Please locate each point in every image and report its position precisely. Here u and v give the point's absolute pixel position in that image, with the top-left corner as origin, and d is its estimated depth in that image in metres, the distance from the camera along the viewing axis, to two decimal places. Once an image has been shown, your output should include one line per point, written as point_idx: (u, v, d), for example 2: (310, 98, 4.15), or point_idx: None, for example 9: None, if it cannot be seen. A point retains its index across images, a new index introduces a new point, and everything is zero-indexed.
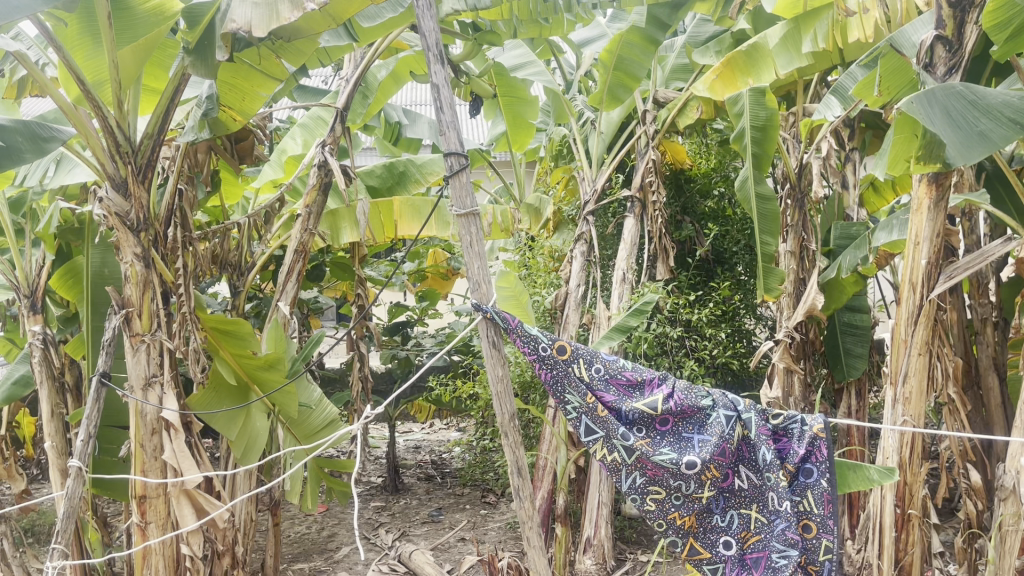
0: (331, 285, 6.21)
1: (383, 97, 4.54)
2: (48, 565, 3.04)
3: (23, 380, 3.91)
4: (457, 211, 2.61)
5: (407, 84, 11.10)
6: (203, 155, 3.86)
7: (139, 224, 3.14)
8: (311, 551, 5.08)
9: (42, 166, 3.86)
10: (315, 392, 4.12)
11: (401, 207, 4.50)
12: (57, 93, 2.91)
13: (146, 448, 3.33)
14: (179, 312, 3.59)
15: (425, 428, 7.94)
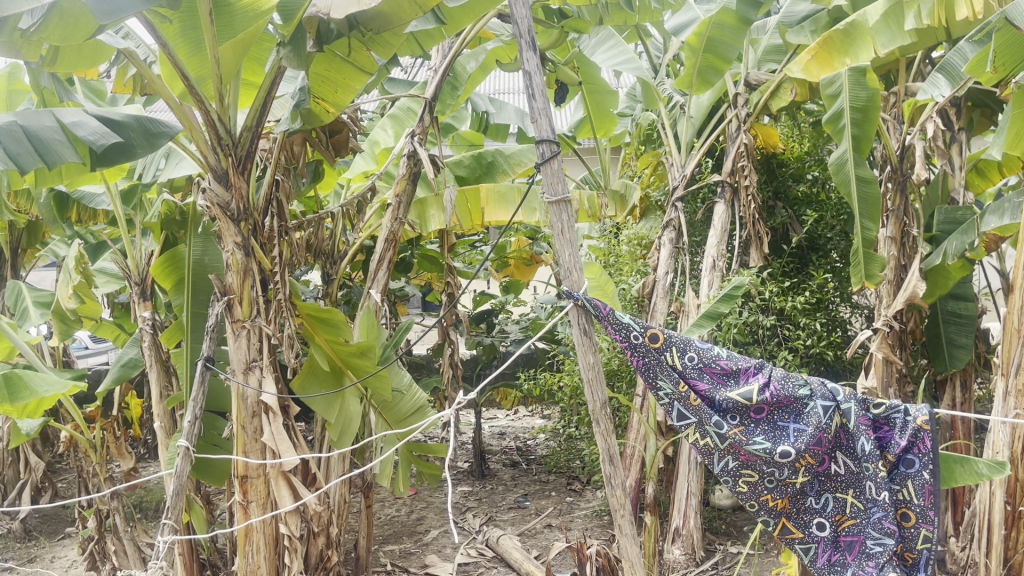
0: (419, 274, 6.30)
1: (472, 88, 4.58)
2: (159, 539, 3.23)
3: (132, 363, 4.11)
4: (549, 198, 2.60)
5: (494, 73, 11.17)
6: (299, 147, 3.90)
7: (240, 213, 3.25)
8: (401, 534, 5.19)
9: (153, 160, 4.03)
10: (405, 376, 4.20)
11: (487, 193, 4.53)
12: (164, 90, 3.06)
13: (247, 430, 3.45)
14: (276, 299, 3.58)
15: (509, 415, 7.99)
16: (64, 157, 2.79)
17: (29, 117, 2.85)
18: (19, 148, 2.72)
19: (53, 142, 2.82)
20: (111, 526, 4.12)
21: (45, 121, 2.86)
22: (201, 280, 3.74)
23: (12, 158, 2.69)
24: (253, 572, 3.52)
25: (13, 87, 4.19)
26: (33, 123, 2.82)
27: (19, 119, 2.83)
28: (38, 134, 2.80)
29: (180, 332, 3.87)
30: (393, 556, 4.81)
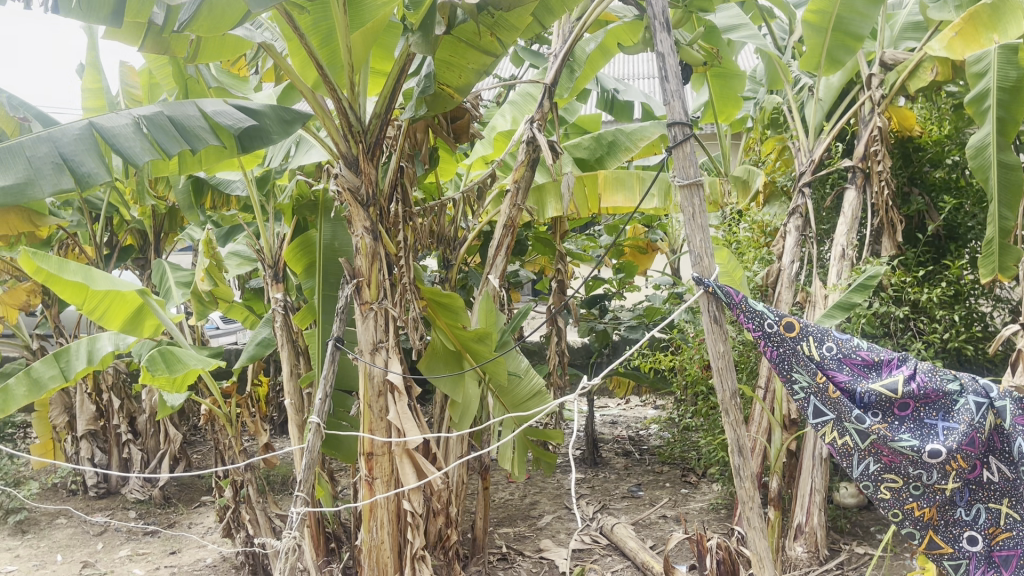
0: (533, 259, 6.30)
1: (592, 70, 4.46)
2: (293, 510, 3.38)
3: (265, 342, 4.29)
4: (680, 181, 2.56)
5: (618, 58, 11.05)
6: (421, 134, 3.94)
7: (369, 198, 3.35)
8: (515, 517, 5.25)
9: (285, 147, 4.17)
10: (523, 362, 4.24)
11: (606, 179, 4.45)
12: (299, 80, 3.15)
13: (373, 408, 3.56)
14: (401, 281, 3.68)
15: (620, 404, 7.95)
16: (207, 145, 2.92)
17: (175, 108, 3.00)
18: (166, 134, 2.85)
19: (197, 129, 2.95)
20: (245, 496, 4.33)
21: (188, 111, 3.00)
22: (331, 264, 3.91)
23: (161, 143, 2.82)
24: (377, 546, 3.66)
25: (155, 82, 4.64)
26: (178, 112, 2.96)
27: (166, 110, 2.99)
28: (183, 122, 2.94)
29: (312, 315, 4.05)
30: (508, 539, 4.87)
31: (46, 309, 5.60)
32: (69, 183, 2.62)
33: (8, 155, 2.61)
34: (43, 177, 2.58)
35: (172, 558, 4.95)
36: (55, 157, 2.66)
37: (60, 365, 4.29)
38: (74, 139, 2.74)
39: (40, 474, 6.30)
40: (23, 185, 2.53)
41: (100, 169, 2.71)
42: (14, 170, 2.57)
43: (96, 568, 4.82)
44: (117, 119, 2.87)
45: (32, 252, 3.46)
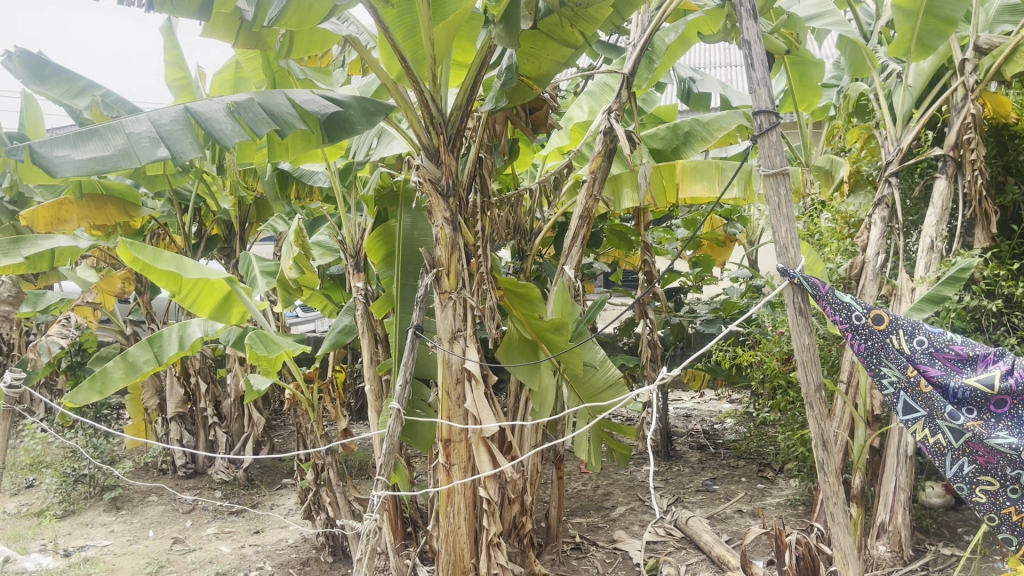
0: (608, 251, 6.28)
1: (671, 61, 4.39)
2: (374, 494, 3.46)
3: (346, 330, 4.40)
4: (765, 171, 2.53)
5: (698, 47, 10.88)
6: (501, 126, 3.97)
7: (449, 189, 3.40)
8: (588, 508, 5.26)
9: (367, 139, 4.23)
10: (599, 353, 4.22)
11: (684, 169, 4.41)
12: (383, 72, 3.21)
13: (451, 396, 3.63)
14: (479, 272, 3.73)
15: (695, 398, 7.87)
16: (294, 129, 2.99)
17: (265, 96, 3.10)
18: (256, 118, 2.94)
19: (285, 115, 3.03)
20: (325, 479, 4.44)
21: (278, 99, 3.10)
22: (411, 253, 3.96)
23: (251, 127, 2.91)
24: (454, 532, 3.72)
25: (241, 76, 4.78)
26: (268, 100, 3.06)
27: (257, 98, 3.09)
28: (273, 109, 3.03)
29: (391, 303, 4.11)
30: (582, 528, 4.89)
31: (139, 296, 5.85)
32: (163, 159, 2.71)
33: (108, 131, 2.73)
34: (139, 151, 2.69)
35: (256, 537, 5.13)
36: (152, 135, 2.77)
37: (154, 349, 4.48)
38: (170, 120, 2.85)
39: (133, 454, 6.60)
40: (120, 158, 2.64)
41: (193, 148, 2.80)
42: (114, 144, 2.69)
43: (185, 545, 5.03)
44: (211, 104, 2.98)
45: (128, 242, 3.62)
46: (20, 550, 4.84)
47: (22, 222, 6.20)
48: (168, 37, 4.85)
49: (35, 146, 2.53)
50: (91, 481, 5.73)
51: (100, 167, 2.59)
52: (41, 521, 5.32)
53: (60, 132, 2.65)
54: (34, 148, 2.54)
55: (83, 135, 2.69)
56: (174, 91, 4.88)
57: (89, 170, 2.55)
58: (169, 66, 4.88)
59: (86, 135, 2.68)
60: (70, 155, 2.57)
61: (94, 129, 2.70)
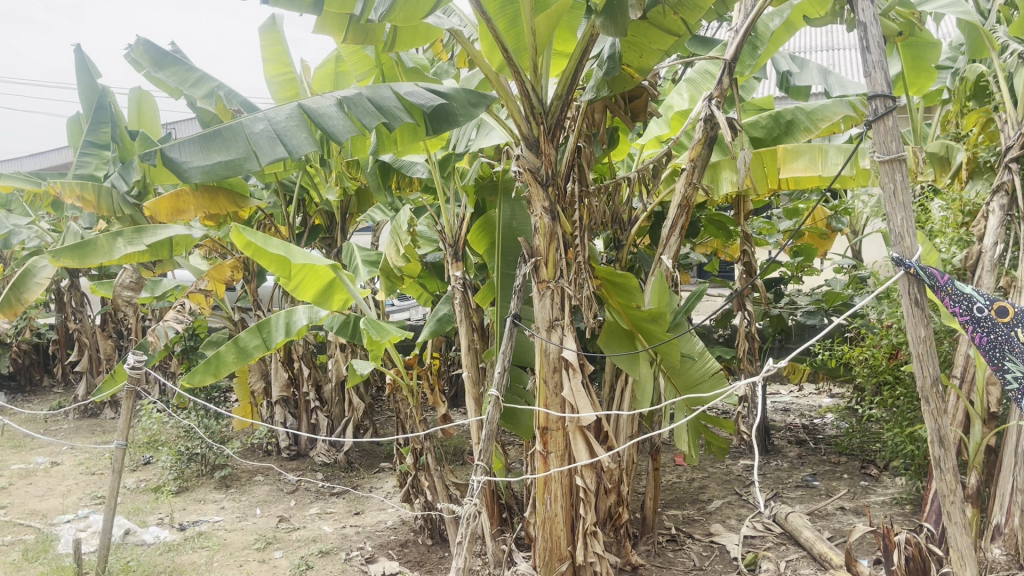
0: (705, 241, 6.18)
1: (777, 46, 4.33)
2: (473, 479, 3.51)
3: (444, 318, 4.47)
4: (881, 157, 2.45)
5: (802, 31, 10.54)
6: (599, 115, 3.96)
7: (548, 178, 3.41)
8: (684, 500, 5.22)
9: (467, 132, 4.27)
10: (697, 344, 4.19)
11: (785, 153, 4.30)
12: (486, 64, 3.25)
13: (548, 384, 3.64)
14: (576, 261, 3.74)
15: (793, 392, 7.68)
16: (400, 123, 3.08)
17: (373, 90, 3.20)
18: (366, 112, 3.06)
19: (393, 109, 3.13)
20: (424, 464, 4.54)
21: (384, 92, 3.20)
22: (511, 242, 4.00)
23: (360, 122, 3.03)
24: (550, 519, 3.74)
25: (341, 70, 4.95)
26: (376, 94, 3.16)
27: (365, 92, 3.20)
28: (381, 103, 3.13)
29: (491, 293, 4.20)
30: (677, 521, 4.85)
31: (246, 284, 6.09)
32: (282, 157, 2.91)
33: (231, 131, 2.93)
34: (260, 152, 2.89)
35: (357, 518, 5.29)
36: (270, 134, 2.95)
37: (262, 334, 4.67)
38: (285, 118, 3.03)
39: (240, 435, 6.90)
40: (243, 160, 2.85)
41: (307, 144, 2.97)
42: (237, 144, 2.90)
43: (290, 523, 5.23)
44: (323, 100, 3.13)
45: (240, 226, 3.80)
46: (140, 523, 5.13)
47: (140, 214, 6.53)
48: (271, 34, 5.03)
49: (167, 150, 2.77)
50: (202, 460, 6.02)
51: (227, 170, 2.83)
52: (158, 496, 5.63)
53: (189, 135, 2.89)
54: (166, 152, 2.78)
55: (209, 136, 2.90)
56: (276, 86, 5.03)
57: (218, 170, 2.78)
58: (271, 62, 5.04)
59: (212, 136, 2.90)
60: (199, 158, 2.81)
61: (218, 131, 2.91)
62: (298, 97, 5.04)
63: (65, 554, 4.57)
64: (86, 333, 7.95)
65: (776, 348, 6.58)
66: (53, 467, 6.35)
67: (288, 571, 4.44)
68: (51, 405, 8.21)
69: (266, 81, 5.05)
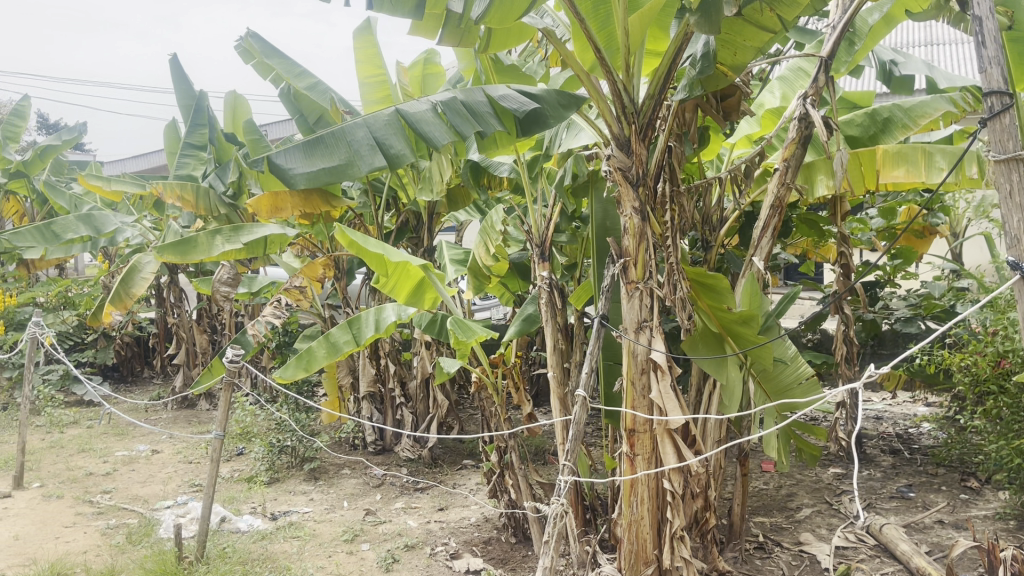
0: (796, 242, 6.03)
1: (875, 43, 4.18)
2: (560, 478, 3.53)
3: (530, 318, 4.46)
4: (998, 155, 2.55)
5: (902, 26, 10.19)
6: (690, 114, 3.88)
7: (639, 179, 3.37)
8: (771, 507, 5.11)
9: (557, 130, 4.31)
10: (790, 348, 4.11)
11: (885, 154, 4.14)
12: (578, 64, 3.24)
13: (636, 386, 3.60)
14: (666, 262, 3.73)
15: (887, 399, 7.42)
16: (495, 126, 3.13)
17: (467, 94, 3.28)
18: (461, 116, 3.13)
19: (486, 112, 3.19)
20: (508, 463, 4.56)
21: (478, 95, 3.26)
22: (601, 241, 3.97)
23: (457, 126, 3.10)
24: (636, 521, 3.71)
25: (429, 72, 5.17)
26: (470, 98, 3.23)
27: (459, 95, 3.28)
28: (475, 106, 3.19)
29: (588, 294, 4.33)
30: (765, 528, 4.75)
31: (336, 282, 6.24)
32: (381, 164, 3.02)
33: (333, 138, 3.05)
34: (361, 158, 3.01)
35: (441, 514, 5.36)
36: (370, 140, 3.07)
37: (353, 331, 4.81)
38: (384, 124, 3.14)
39: (328, 429, 7.07)
40: (345, 166, 2.97)
41: (406, 151, 3.09)
42: (338, 151, 3.01)
43: (376, 517, 5.34)
44: (420, 104, 3.22)
45: (344, 228, 3.85)
46: (235, 511, 5.33)
47: (235, 213, 6.75)
48: (363, 38, 5.15)
49: (274, 156, 2.90)
50: (293, 452, 6.20)
51: (329, 175, 2.95)
52: (251, 486, 5.83)
53: (294, 141, 3.01)
54: (272, 158, 2.91)
55: (313, 142, 3.03)
56: (369, 87, 5.14)
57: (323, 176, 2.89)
58: (364, 64, 5.16)
59: (315, 142, 3.02)
60: (303, 163, 2.93)
61: (321, 137, 3.02)
62: (389, 98, 5.14)
63: (166, 539, 4.78)
64: (184, 327, 8.27)
65: (870, 354, 6.38)
66: (153, 455, 6.65)
67: (375, 564, 4.53)
68: (151, 396, 8.60)
69: (359, 83, 5.17)
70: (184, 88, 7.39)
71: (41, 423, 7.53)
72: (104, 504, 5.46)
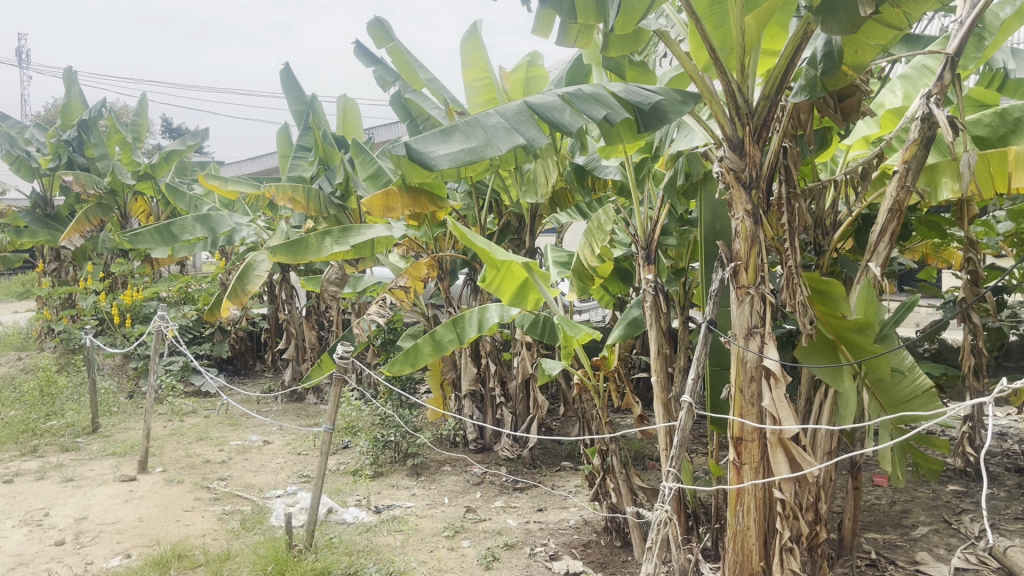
0: (915, 247, 5.78)
1: (1006, 38, 4.00)
2: (664, 484, 3.47)
3: (635, 322, 4.44)
4: None
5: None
6: (805, 114, 3.75)
7: (752, 181, 3.28)
8: (885, 523, 4.91)
9: (668, 130, 4.25)
10: (907, 359, 3.93)
11: (1018, 155, 3.89)
12: (693, 67, 3.23)
13: (745, 393, 3.53)
14: (785, 267, 3.59)
15: (1012, 415, 7.02)
16: (622, 114, 3.24)
17: (593, 86, 3.42)
18: (589, 103, 3.26)
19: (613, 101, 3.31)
20: (610, 466, 4.53)
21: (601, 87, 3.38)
22: (711, 244, 3.92)
23: (585, 113, 3.23)
24: (743, 532, 3.62)
25: (533, 74, 5.23)
26: (596, 88, 3.37)
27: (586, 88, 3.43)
28: (601, 96, 3.32)
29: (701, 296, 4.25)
30: (877, 545, 4.57)
31: (440, 282, 6.35)
32: (516, 146, 3.18)
33: (469, 125, 3.25)
34: (497, 140, 3.18)
35: (540, 514, 5.38)
36: (504, 127, 3.25)
37: (457, 330, 4.88)
38: (516, 114, 3.32)
39: (430, 426, 7.21)
40: (483, 147, 3.15)
41: (539, 136, 3.24)
42: (474, 136, 3.21)
43: (477, 514, 5.41)
44: (548, 96, 3.38)
45: (457, 222, 4.06)
46: (341, 503, 5.50)
47: (343, 214, 6.95)
48: (471, 41, 5.24)
49: (416, 140, 3.11)
50: (396, 447, 6.34)
51: (470, 155, 3.12)
52: (357, 479, 6.01)
53: (433, 128, 3.24)
54: (415, 143, 3.11)
55: (451, 129, 3.24)
56: (474, 90, 5.22)
57: (461, 156, 3.07)
58: (470, 67, 5.23)
59: (452, 129, 3.23)
60: (443, 146, 3.13)
61: (458, 124, 3.23)
62: (493, 101, 5.20)
63: (277, 527, 4.97)
64: (294, 324, 8.58)
65: (994, 366, 6.05)
66: (265, 446, 6.93)
67: (476, 561, 4.59)
68: (263, 389, 8.97)
69: (464, 86, 5.26)
70: (296, 95, 7.69)
71: (164, 411, 7.98)
72: (220, 490, 5.73)
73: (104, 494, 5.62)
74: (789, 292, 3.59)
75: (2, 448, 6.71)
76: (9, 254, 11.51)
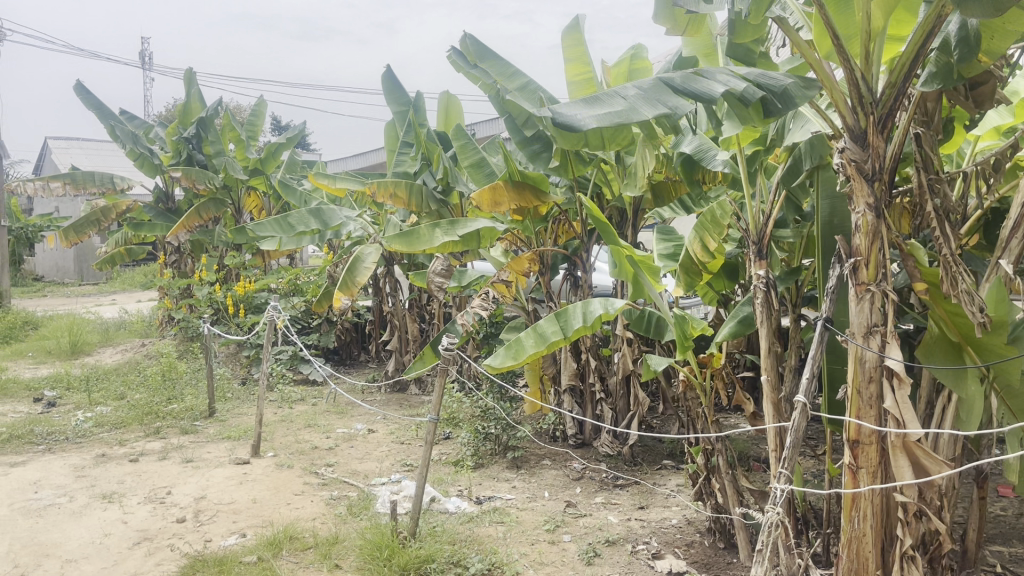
0: None
1: None
2: (776, 487, 3.32)
3: (746, 320, 4.34)
4: None
5: None
6: (932, 104, 3.60)
7: (875, 173, 3.14)
8: (1011, 536, 4.64)
9: (783, 118, 4.18)
10: None
11: None
12: (812, 55, 3.12)
13: (862, 395, 3.34)
14: (942, 254, 3.40)
15: None
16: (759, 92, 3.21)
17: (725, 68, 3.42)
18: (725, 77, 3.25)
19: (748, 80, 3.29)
20: (715, 466, 4.43)
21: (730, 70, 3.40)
22: (828, 240, 3.77)
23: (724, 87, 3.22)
24: (858, 538, 3.45)
25: (635, 67, 5.18)
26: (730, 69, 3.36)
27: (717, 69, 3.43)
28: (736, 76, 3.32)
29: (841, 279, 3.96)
30: (1003, 558, 4.32)
31: (541, 277, 6.36)
32: (661, 110, 3.15)
33: (609, 97, 3.27)
34: (641, 106, 3.18)
35: (642, 512, 5.33)
36: (645, 97, 3.25)
37: (561, 323, 4.88)
38: (654, 86, 3.31)
39: (529, 420, 7.25)
40: (627, 110, 3.15)
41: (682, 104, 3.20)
42: (616, 104, 3.22)
43: (577, 509, 5.39)
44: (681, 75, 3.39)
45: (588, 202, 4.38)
46: (443, 492, 5.59)
47: (445, 209, 7.06)
48: (572, 36, 5.20)
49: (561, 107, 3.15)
50: (496, 439, 6.40)
51: (616, 118, 3.14)
52: (458, 469, 6.12)
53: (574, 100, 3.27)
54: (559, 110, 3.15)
55: (592, 100, 3.27)
56: (576, 86, 5.20)
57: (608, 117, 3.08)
58: (571, 63, 5.20)
59: (593, 100, 3.26)
60: (588, 111, 3.16)
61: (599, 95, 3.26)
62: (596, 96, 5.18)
63: (382, 513, 5.09)
64: (397, 316, 8.77)
65: None
66: (370, 434, 7.11)
67: (577, 557, 4.57)
68: (367, 379, 9.22)
69: (566, 82, 5.24)
70: (397, 94, 7.86)
71: (274, 398, 8.32)
72: (328, 476, 5.92)
73: (221, 475, 5.89)
74: (950, 281, 3.35)
75: (128, 429, 7.12)
76: (134, 246, 12.21)
